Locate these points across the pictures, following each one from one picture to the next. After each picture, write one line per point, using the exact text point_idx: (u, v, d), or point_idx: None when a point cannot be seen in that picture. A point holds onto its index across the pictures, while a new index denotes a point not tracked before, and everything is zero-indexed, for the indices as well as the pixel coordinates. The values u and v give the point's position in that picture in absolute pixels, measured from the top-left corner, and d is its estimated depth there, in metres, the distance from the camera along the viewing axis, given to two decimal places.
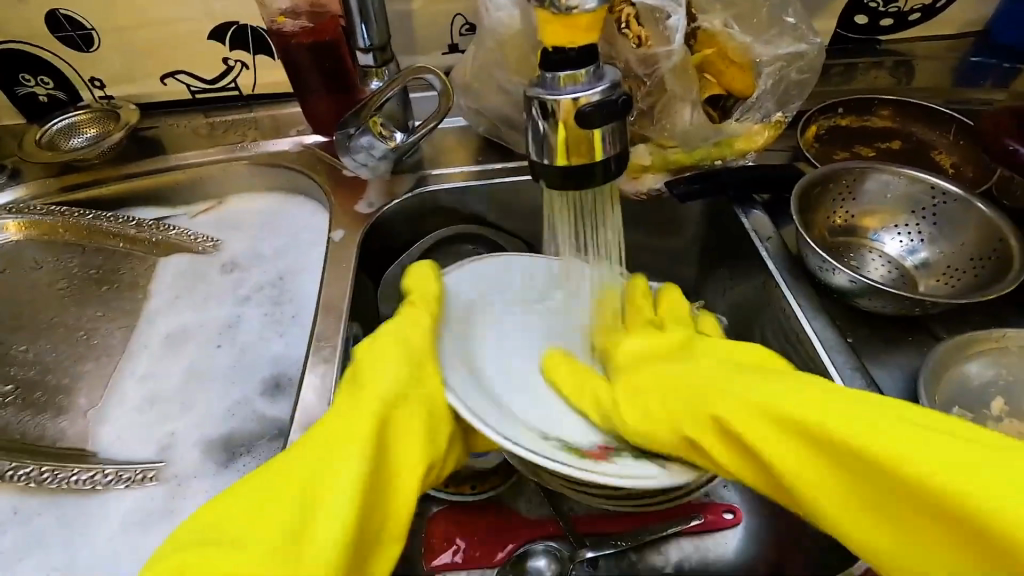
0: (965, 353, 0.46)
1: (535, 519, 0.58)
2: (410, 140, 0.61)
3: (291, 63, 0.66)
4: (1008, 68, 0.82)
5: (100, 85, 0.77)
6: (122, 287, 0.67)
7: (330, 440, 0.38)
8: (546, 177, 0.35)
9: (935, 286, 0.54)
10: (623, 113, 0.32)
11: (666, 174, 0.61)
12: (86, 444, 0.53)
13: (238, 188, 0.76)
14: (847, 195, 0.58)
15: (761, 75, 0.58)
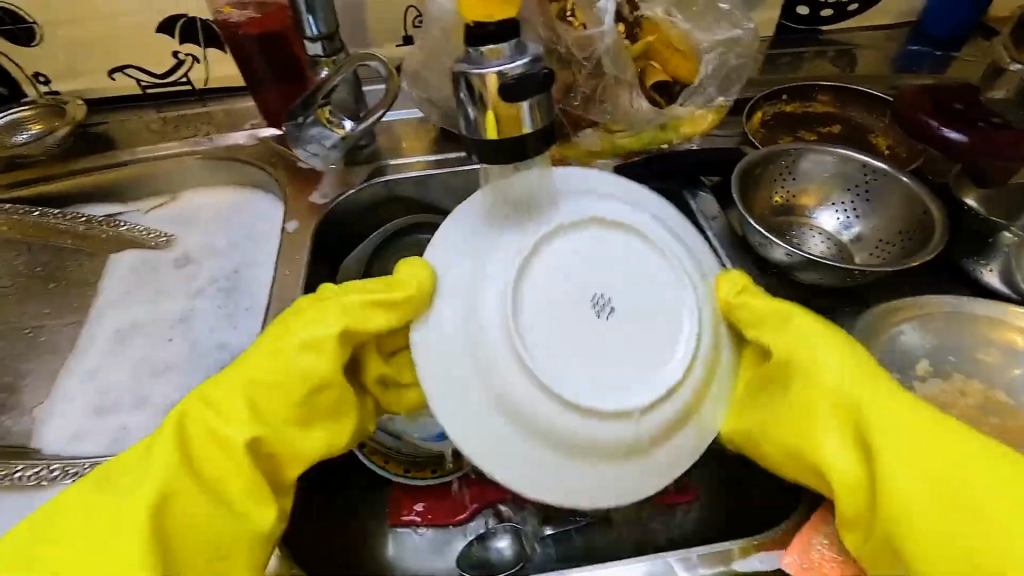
0: (894, 318, 0.49)
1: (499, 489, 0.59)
2: (360, 128, 0.61)
3: (240, 54, 0.65)
4: (941, 56, 0.86)
5: (45, 81, 0.75)
6: (70, 283, 0.65)
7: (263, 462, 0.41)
8: (479, 152, 0.35)
9: (869, 259, 0.57)
10: (546, 87, 0.33)
11: (615, 159, 0.63)
12: (30, 441, 0.52)
13: (192, 183, 0.75)
14: (787, 175, 0.60)
15: (701, 61, 0.61)
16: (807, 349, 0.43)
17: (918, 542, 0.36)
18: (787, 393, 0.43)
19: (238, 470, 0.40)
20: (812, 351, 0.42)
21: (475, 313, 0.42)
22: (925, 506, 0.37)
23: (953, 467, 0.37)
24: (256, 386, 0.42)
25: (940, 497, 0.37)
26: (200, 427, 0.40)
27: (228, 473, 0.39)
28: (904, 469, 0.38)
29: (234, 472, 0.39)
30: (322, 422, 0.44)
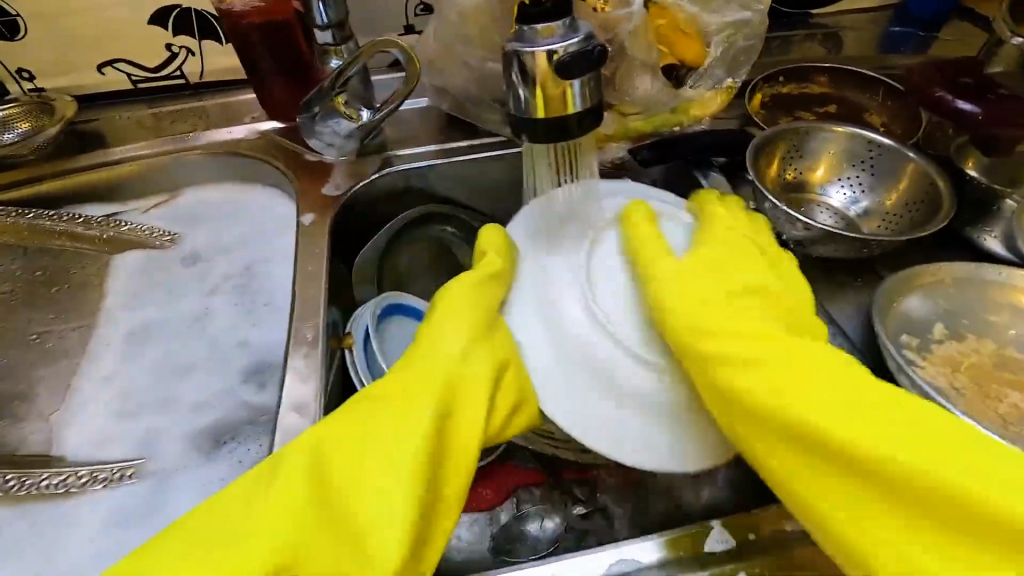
0: (909, 285, 0.51)
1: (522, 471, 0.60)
2: (374, 116, 0.59)
3: (244, 44, 0.64)
4: (924, 36, 0.90)
5: (30, 77, 0.72)
6: (74, 286, 0.63)
7: (461, 425, 0.38)
8: (526, 130, 0.36)
9: (878, 230, 0.59)
10: (598, 64, 0.34)
11: (627, 142, 0.64)
12: (51, 449, 0.51)
13: (193, 180, 0.73)
14: (795, 153, 0.62)
15: (709, 44, 0.62)
16: (655, 249, 0.45)
17: (811, 438, 0.33)
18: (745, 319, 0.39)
19: (469, 428, 0.38)
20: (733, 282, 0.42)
21: (543, 284, 0.47)
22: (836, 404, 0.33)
23: (930, 443, 0.31)
24: (355, 423, 0.37)
25: (891, 436, 0.32)
26: (388, 495, 0.33)
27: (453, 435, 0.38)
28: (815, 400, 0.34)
29: (461, 430, 0.38)
30: (417, 414, 0.37)
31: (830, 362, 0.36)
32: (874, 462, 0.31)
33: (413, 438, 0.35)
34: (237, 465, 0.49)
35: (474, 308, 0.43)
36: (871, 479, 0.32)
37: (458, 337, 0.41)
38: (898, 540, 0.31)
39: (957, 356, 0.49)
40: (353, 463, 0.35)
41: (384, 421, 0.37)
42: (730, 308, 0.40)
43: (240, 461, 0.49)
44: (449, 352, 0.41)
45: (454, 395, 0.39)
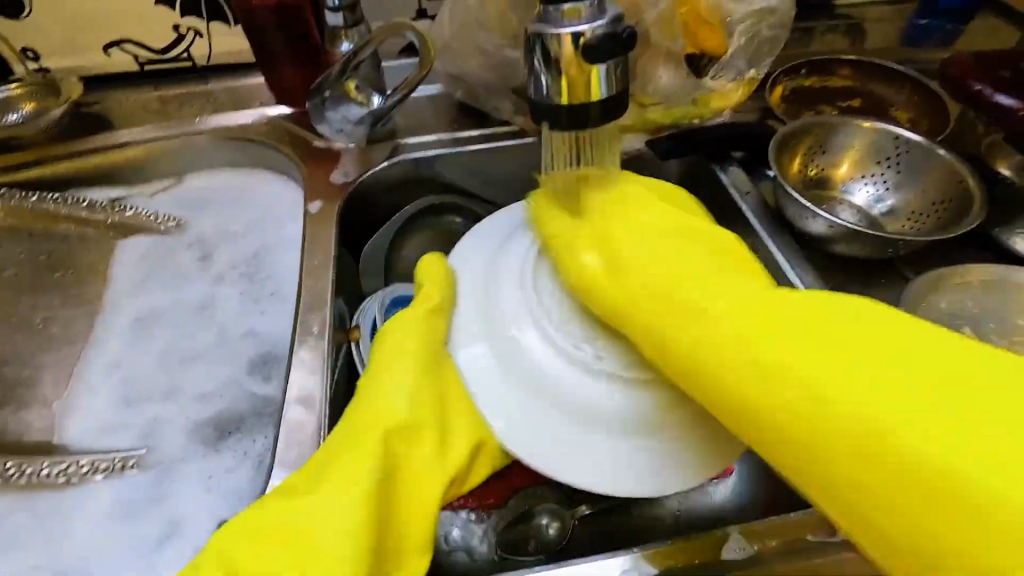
0: (934, 287, 0.49)
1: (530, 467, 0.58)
2: (386, 102, 0.58)
3: (254, 26, 0.62)
4: (951, 29, 0.87)
5: (34, 57, 0.70)
6: (78, 271, 0.62)
7: (411, 470, 0.39)
8: (549, 119, 0.34)
9: (902, 230, 0.57)
10: (626, 49, 0.32)
11: (645, 134, 0.62)
12: (53, 437, 0.50)
13: (200, 165, 0.72)
14: (818, 148, 0.60)
15: (733, 34, 0.60)
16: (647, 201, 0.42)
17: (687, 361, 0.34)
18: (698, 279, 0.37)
19: (423, 485, 0.39)
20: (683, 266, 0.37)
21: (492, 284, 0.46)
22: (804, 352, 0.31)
23: (808, 327, 0.32)
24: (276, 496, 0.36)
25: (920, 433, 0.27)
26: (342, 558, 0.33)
27: (403, 486, 0.38)
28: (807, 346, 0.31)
29: (411, 478, 0.38)
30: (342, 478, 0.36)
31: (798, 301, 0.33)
32: (880, 438, 0.28)
33: (363, 495, 0.35)
34: (241, 457, 0.48)
35: (420, 347, 0.43)
36: (795, 447, 0.30)
37: (402, 387, 0.41)
38: (911, 434, 0.27)
39: None
40: (308, 530, 0.34)
41: (341, 478, 0.36)
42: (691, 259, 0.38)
43: (244, 454, 0.48)
44: (393, 405, 0.40)
45: (394, 452, 0.38)
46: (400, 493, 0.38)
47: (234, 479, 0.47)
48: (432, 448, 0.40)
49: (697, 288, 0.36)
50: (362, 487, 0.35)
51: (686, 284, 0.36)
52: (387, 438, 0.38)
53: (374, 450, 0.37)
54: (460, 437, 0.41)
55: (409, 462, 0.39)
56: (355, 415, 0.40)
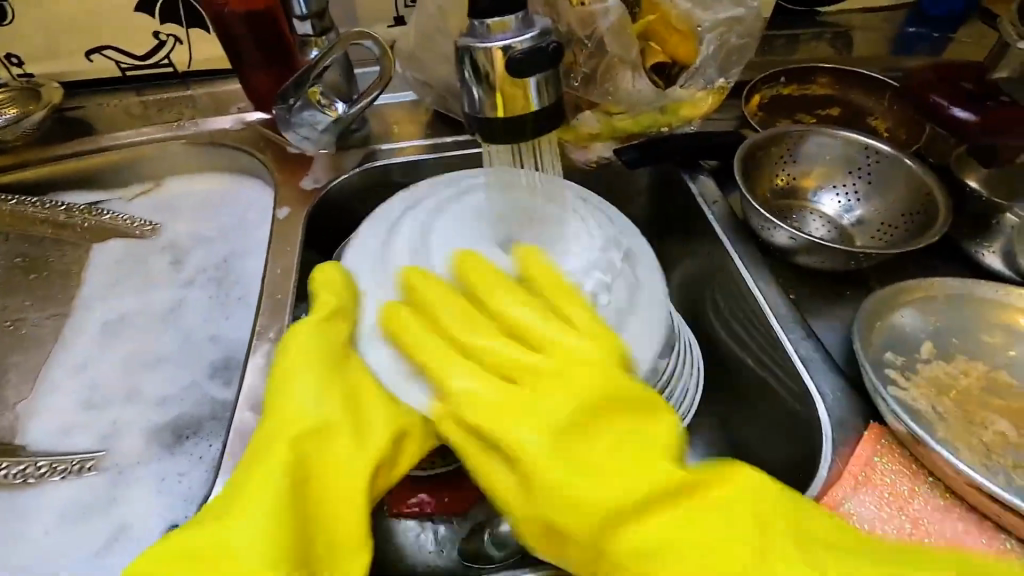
0: (893, 302, 0.48)
1: None
2: (352, 110, 0.59)
3: (226, 33, 0.63)
4: (938, 37, 0.85)
5: (18, 63, 0.72)
6: (52, 274, 0.63)
7: (324, 470, 0.37)
8: (485, 131, 0.34)
9: (870, 241, 0.56)
10: (554, 61, 0.32)
11: (614, 142, 0.62)
12: (15, 438, 0.51)
13: (178, 170, 0.73)
14: (788, 158, 0.60)
15: (703, 41, 0.59)
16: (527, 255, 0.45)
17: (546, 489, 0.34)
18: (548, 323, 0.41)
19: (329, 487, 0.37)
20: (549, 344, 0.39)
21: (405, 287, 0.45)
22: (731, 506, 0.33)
23: (580, 469, 0.34)
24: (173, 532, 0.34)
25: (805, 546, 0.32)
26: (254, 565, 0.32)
27: (314, 491, 0.37)
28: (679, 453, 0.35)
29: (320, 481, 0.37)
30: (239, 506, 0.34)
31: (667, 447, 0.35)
32: (618, 558, 0.33)
33: (271, 506, 0.34)
34: (197, 460, 0.49)
35: (321, 351, 0.41)
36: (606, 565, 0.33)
37: (313, 402, 0.39)
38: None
39: (942, 377, 0.46)
40: (217, 546, 0.33)
41: (253, 494, 0.35)
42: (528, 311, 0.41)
43: (200, 458, 0.49)
44: (308, 420, 0.38)
45: (307, 462, 0.37)
46: (316, 498, 0.37)
47: (187, 482, 0.48)
48: (345, 450, 0.38)
49: (555, 394, 0.37)
50: (271, 497, 0.34)
51: (518, 374, 0.38)
52: (291, 446, 0.37)
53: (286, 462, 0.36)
54: (376, 432, 0.39)
55: (324, 463, 0.37)
56: (264, 432, 0.38)
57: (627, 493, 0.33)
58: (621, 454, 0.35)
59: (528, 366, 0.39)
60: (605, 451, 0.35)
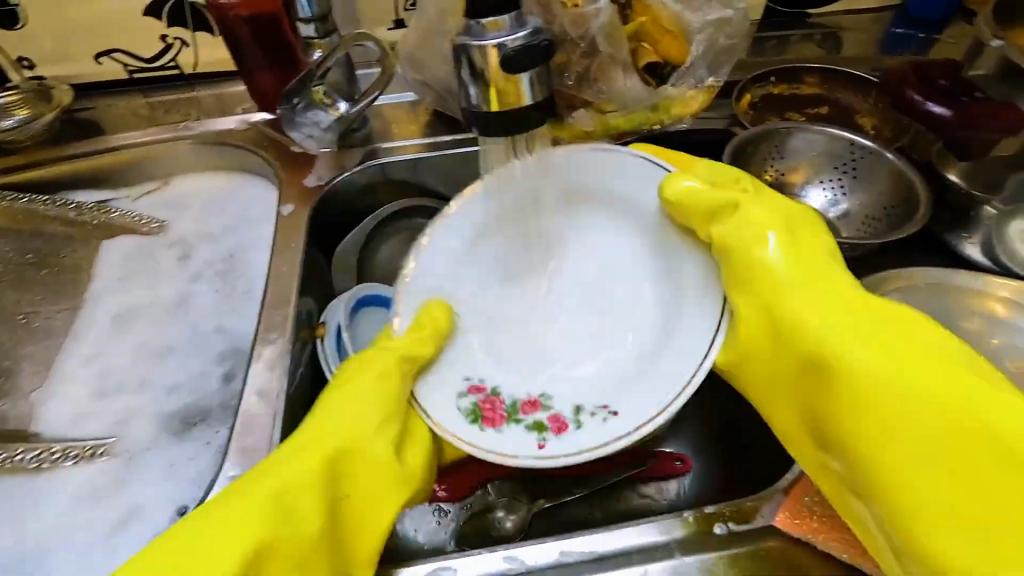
0: (874, 291, 0.50)
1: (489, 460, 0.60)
2: (353, 109, 0.61)
3: (231, 36, 0.65)
4: (924, 38, 0.87)
5: (29, 65, 0.74)
6: (63, 270, 0.65)
7: (303, 449, 0.41)
8: (481, 124, 0.36)
9: (856, 233, 0.58)
10: (546, 58, 0.34)
11: (608, 140, 0.64)
12: (28, 426, 0.52)
13: (184, 169, 0.75)
14: (775, 154, 0.62)
15: (692, 42, 0.61)
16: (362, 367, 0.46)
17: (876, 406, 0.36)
18: (744, 291, 0.44)
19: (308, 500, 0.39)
20: (751, 252, 0.43)
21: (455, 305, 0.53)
22: (877, 366, 0.37)
23: (922, 373, 0.36)
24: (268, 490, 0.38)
25: (959, 468, 0.33)
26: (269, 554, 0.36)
27: (301, 496, 0.38)
28: (849, 396, 0.37)
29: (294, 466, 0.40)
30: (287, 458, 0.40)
31: (874, 381, 0.36)
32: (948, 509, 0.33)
33: (320, 489, 0.39)
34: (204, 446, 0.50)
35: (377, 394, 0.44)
36: (896, 503, 0.35)
37: (374, 415, 0.43)
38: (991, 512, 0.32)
39: None
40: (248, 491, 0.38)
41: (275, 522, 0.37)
42: (796, 283, 0.42)
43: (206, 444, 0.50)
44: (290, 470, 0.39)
45: (293, 498, 0.38)
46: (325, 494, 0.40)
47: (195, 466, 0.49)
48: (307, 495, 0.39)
49: (879, 325, 0.38)
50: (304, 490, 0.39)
51: (779, 302, 0.41)
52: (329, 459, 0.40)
53: (300, 485, 0.39)
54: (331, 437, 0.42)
55: (273, 480, 0.39)
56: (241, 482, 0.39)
57: (927, 426, 0.35)
58: (950, 403, 0.35)
59: (764, 314, 0.42)
60: (834, 329, 0.39)
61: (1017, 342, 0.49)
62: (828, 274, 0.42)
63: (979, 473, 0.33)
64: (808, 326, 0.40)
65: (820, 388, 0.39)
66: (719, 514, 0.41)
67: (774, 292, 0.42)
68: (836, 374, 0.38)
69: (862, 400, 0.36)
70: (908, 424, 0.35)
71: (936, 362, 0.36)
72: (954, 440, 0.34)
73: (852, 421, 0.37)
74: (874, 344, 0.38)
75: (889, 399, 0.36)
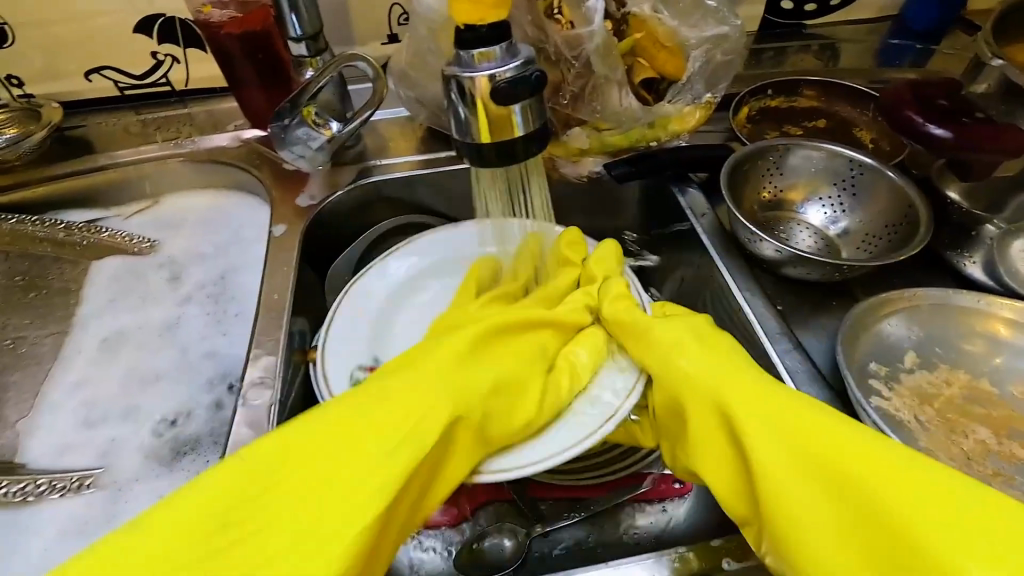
0: (874, 315, 0.49)
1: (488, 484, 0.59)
2: (345, 129, 0.60)
3: (222, 54, 0.64)
4: (921, 49, 0.87)
5: (18, 83, 0.73)
6: (52, 292, 0.64)
7: (385, 411, 0.38)
8: (472, 155, 0.35)
9: (855, 252, 0.58)
10: (538, 89, 0.33)
11: (605, 157, 0.63)
12: (13, 457, 0.51)
13: (176, 187, 0.74)
14: (774, 171, 0.61)
15: (689, 59, 0.61)
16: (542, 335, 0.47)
17: (824, 471, 0.34)
18: (683, 365, 0.42)
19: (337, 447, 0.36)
20: (672, 356, 0.42)
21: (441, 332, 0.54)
22: (784, 457, 0.35)
23: (828, 449, 0.35)
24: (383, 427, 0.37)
25: (849, 545, 0.32)
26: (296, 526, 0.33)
27: (375, 419, 0.38)
28: (764, 433, 0.36)
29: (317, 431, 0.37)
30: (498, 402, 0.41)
31: (860, 436, 0.35)
32: (896, 531, 0.31)
33: (387, 470, 0.35)
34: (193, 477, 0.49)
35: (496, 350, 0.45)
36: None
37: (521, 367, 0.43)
38: None
39: (923, 387, 0.47)
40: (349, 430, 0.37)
41: (314, 461, 0.35)
42: (692, 348, 0.42)
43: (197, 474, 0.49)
44: (391, 389, 0.39)
45: (365, 422, 0.37)
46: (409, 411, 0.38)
47: None
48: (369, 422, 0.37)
49: (768, 407, 0.38)
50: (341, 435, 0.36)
51: (692, 382, 0.40)
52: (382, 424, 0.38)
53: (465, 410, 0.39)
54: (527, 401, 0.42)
55: (303, 424, 0.37)
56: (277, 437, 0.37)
57: (818, 499, 0.34)
58: (827, 462, 0.34)
59: (690, 380, 0.41)
60: (762, 423, 0.37)
61: (1021, 364, 0.48)
62: (728, 370, 0.40)
63: (883, 550, 0.31)
64: (728, 397, 0.39)
65: (683, 437, 0.41)
66: (724, 548, 0.41)
67: (657, 335, 0.44)
68: (734, 426, 0.38)
69: (818, 473, 0.34)
70: (795, 498, 0.34)
71: (831, 437, 0.35)
72: (841, 521, 0.33)
73: (767, 474, 0.35)
74: (721, 411, 0.39)
75: (768, 483, 0.35)
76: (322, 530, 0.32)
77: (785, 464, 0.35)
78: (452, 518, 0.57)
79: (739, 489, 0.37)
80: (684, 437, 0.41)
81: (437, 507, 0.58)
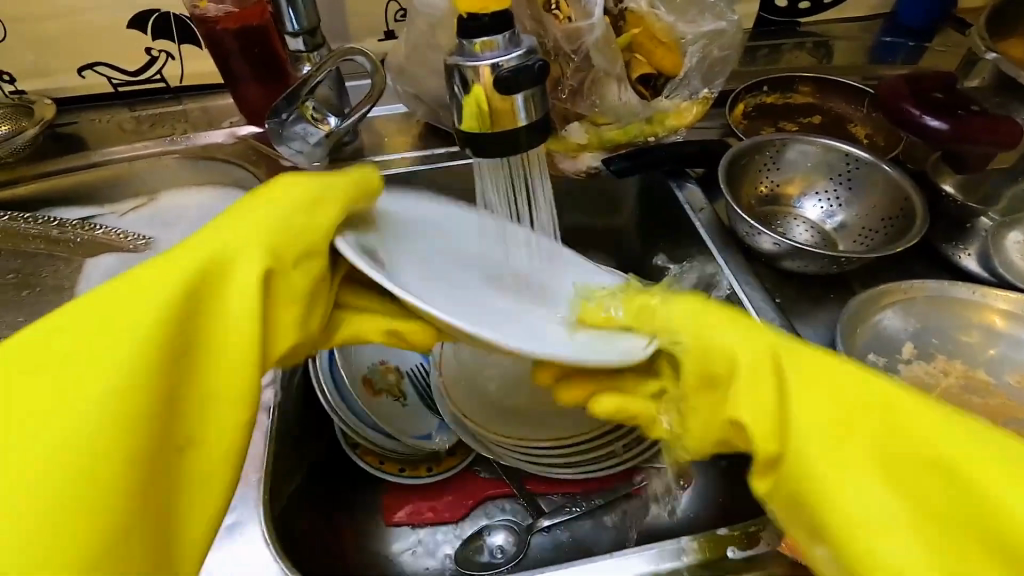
0: (873, 305, 0.50)
1: (488, 479, 0.59)
2: (343, 124, 0.60)
3: (218, 49, 0.63)
4: (914, 46, 0.88)
5: (10, 79, 0.73)
6: (46, 290, 0.64)
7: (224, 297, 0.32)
8: (475, 146, 0.35)
9: (853, 245, 0.58)
10: (541, 78, 0.33)
11: (604, 152, 0.62)
12: None
13: (171, 184, 0.73)
14: (771, 165, 0.61)
15: (686, 54, 0.61)
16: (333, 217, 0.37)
17: (869, 407, 0.31)
18: (736, 329, 0.34)
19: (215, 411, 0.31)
20: (713, 325, 0.34)
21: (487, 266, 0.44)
22: (828, 408, 0.31)
23: (887, 405, 0.30)
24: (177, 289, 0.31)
25: (925, 501, 0.28)
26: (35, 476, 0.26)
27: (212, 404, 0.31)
28: (811, 395, 0.31)
29: (209, 376, 0.31)
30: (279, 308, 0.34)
31: (903, 388, 0.31)
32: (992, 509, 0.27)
33: (138, 341, 0.29)
34: None
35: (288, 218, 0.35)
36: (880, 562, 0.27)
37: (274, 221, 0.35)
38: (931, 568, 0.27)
39: (919, 377, 0.47)
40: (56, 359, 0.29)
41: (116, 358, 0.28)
42: (712, 304, 0.36)
43: None
44: (233, 322, 0.32)
45: (208, 371, 0.31)
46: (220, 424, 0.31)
47: None
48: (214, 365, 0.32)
49: (802, 358, 0.33)
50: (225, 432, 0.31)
51: (712, 327, 0.35)
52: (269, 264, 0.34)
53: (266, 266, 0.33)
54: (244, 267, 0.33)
55: (222, 346, 0.31)
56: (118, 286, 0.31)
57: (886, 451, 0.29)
58: (873, 409, 0.30)
59: (773, 337, 0.34)
60: (795, 376, 0.32)
61: (1016, 354, 0.48)
62: (771, 333, 0.35)
63: (961, 510, 0.28)
64: (779, 343, 0.33)
65: (710, 403, 0.34)
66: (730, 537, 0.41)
67: (655, 312, 0.37)
68: (782, 380, 0.32)
69: (870, 414, 0.30)
70: (826, 470, 0.29)
71: (894, 393, 0.31)
72: (935, 507, 0.28)
73: (814, 428, 0.30)
74: (762, 357, 0.33)
75: (804, 455, 0.30)
76: (75, 391, 0.28)
77: (845, 427, 0.30)
78: (452, 513, 0.57)
79: (773, 456, 0.31)
80: (715, 406, 0.34)
81: (436, 501, 0.58)
